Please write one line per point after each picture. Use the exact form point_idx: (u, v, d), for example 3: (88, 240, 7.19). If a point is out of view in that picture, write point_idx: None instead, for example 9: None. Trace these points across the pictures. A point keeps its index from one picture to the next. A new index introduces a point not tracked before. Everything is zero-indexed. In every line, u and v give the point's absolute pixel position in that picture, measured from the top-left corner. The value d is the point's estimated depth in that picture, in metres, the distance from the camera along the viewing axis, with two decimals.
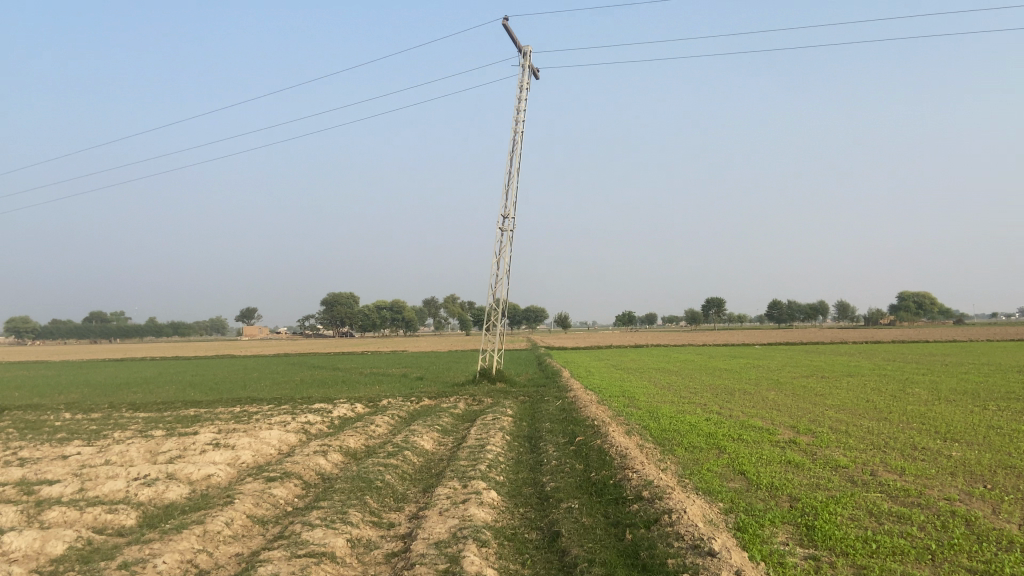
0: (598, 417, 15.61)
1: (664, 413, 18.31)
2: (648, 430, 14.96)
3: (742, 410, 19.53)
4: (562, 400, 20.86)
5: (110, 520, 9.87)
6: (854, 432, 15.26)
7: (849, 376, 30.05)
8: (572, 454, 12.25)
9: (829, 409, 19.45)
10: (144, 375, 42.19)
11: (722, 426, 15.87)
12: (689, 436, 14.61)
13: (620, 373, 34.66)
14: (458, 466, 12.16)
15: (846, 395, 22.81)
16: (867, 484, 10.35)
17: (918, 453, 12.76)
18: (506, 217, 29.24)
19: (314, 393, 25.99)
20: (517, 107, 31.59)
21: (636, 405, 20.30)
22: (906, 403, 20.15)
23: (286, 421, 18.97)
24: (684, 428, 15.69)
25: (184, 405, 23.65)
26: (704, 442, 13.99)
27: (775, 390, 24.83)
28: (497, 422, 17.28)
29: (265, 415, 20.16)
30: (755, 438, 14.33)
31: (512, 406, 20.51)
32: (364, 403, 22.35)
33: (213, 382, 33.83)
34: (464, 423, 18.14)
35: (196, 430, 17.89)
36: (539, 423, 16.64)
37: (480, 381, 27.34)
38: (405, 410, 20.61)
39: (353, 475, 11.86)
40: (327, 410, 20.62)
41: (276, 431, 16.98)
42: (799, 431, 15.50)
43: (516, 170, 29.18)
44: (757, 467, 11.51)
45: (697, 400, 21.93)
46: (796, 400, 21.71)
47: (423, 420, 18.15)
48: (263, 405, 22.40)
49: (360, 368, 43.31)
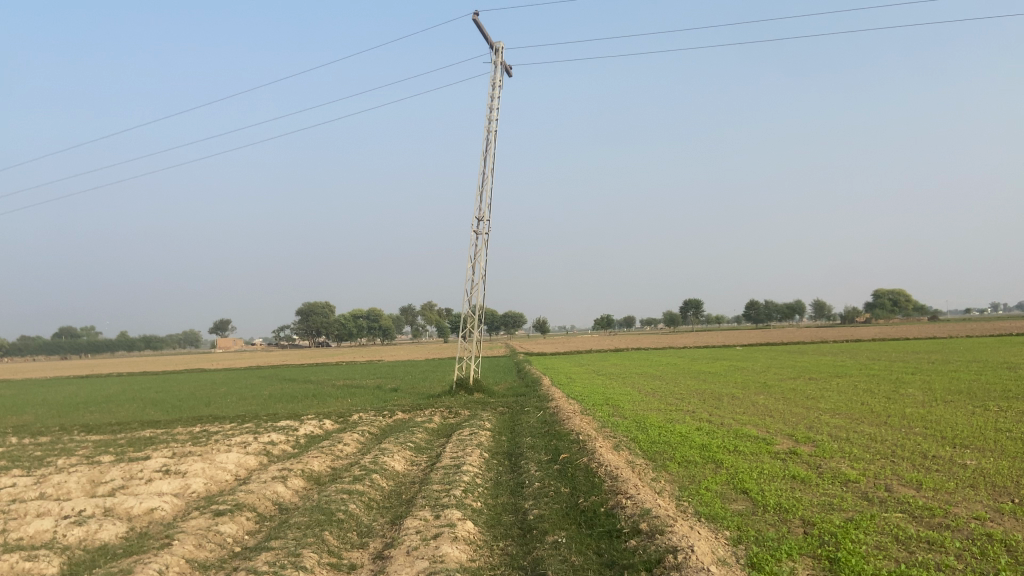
0: (583, 430, 14.48)
1: (652, 422, 17.24)
2: (637, 444, 13.88)
3: (733, 416, 18.52)
4: (543, 411, 19.73)
5: (28, 569, 8.55)
6: (857, 440, 14.29)
7: (837, 377, 29.27)
8: (557, 475, 11.09)
9: (825, 414, 18.49)
10: (107, 393, 40.47)
11: (715, 436, 14.85)
12: (681, 448, 13.53)
13: (603, 379, 33.69)
14: (430, 492, 10.94)
15: (839, 397, 21.93)
16: (885, 503, 9.30)
17: (930, 463, 11.81)
18: (480, 220, 28.18)
19: (281, 409, 24.64)
20: (490, 106, 30.59)
21: (622, 414, 19.26)
22: (903, 406, 19.27)
23: (247, 441, 17.64)
24: (675, 439, 14.65)
25: (141, 426, 22.21)
26: (698, 455, 12.91)
27: (764, 394, 23.95)
28: (475, 437, 16.11)
29: (225, 435, 18.81)
30: (752, 449, 13.31)
31: (491, 419, 19.34)
32: (334, 418, 21.09)
33: (176, 399, 32.27)
34: (439, 439, 16.95)
35: (148, 455, 16.53)
36: (520, 438, 15.49)
37: (456, 391, 26.19)
38: (377, 426, 19.40)
39: (313, 505, 10.60)
40: (293, 428, 19.32)
41: (235, 454, 15.69)
42: (798, 439, 14.51)
43: (490, 171, 28.14)
44: (760, 485, 10.43)
45: (685, 406, 20.94)
46: (787, 404, 20.80)
47: (394, 437, 16.94)
48: (225, 424, 21.03)
49: (333, 381, 41.81)
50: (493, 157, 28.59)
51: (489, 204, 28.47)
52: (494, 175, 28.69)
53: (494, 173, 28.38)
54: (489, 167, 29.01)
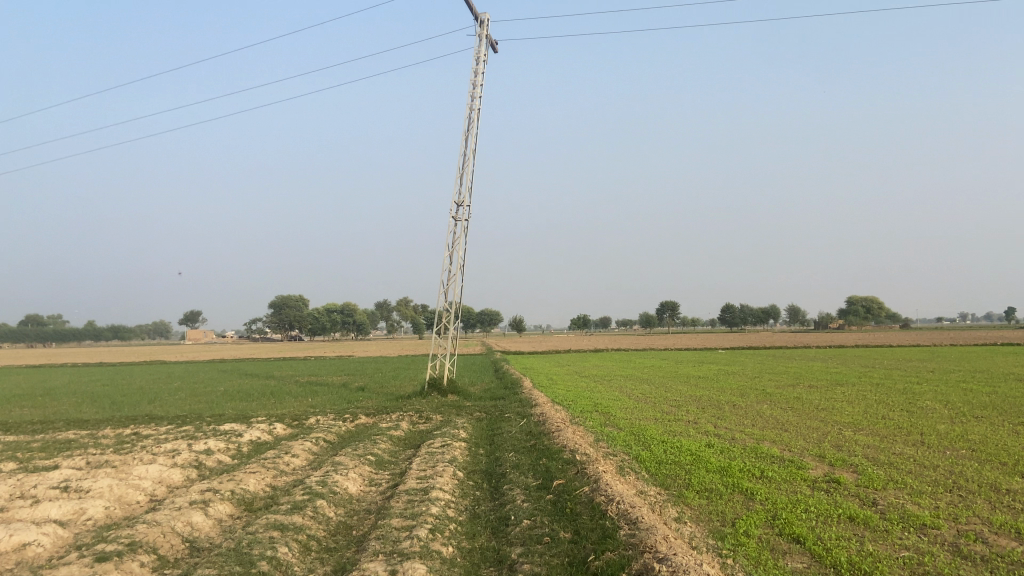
0: (577, 446, 12.03)
1: (653, 436, 14.87)
2: (643, 465, 11.53)
3: (743, 430, 16.19)
4: (527, 418, 17.26)
5: None
6: (903, 465, 12.01)
7: (840, 385, 27.17)
8: (552, 511, 8.62)
9: (845, 429, 16.32)
10: (48, 384, 37.31)
11: (732, 456, 12.54)
12: (696, 472, 11.16)
13: (587, 381, 31.46)
14: (388, 531, 8.42)
15: (854, 409, 19.78)
16: (994, 565, 7.01)
17: (1012, 499, 9.60)
18: (460, 206, 25.76)
19: (229, 409, 21.88)
20: (473, 82, 28.19)
21: (615, 423, 16.90)
22: (929, 421, 17.21)
23: (178, 449, 14.92)
24: (686, 459, 12.30)
25: (65, 426, 19.36)
26: (719, 482, 10.56)
27: (768, 403, 21.77)
28: (447, 450, 13.62)
29: (156, 441, 16.11)
30: (783, 475, 11.02)
31: (465, 427, 16.84)
32: (287, 422, 18.45)
33: (119, 394, 29.29)
34: (406, 451, 14.43)
35: (57, 463, 13.81)
36: (501, 453, 13.00)
37: (428, 393, 23.71)
38: (334, 432, 16.84)
39: (231, 546, 8.02)
40: (237, 434, 16.70)
41: (157, 466, 13.02)
42: (831, 462, 12.27)
43: (471, 152, 25.74)
44: (816, 530, 8.08)
45: (685, 416, 18.66)
46: (798, 416, 18.63)
47: (353, 448, 14.40)
48: (161, 426, 18.28)
49: (297, 377, 39.04)
50: (476, 137, 26.18)
51: (470, 189, 26.09)
52: (475, 156, 26.26)
53: (476, 155, 25.98)
54: (472, 148, 26.58)
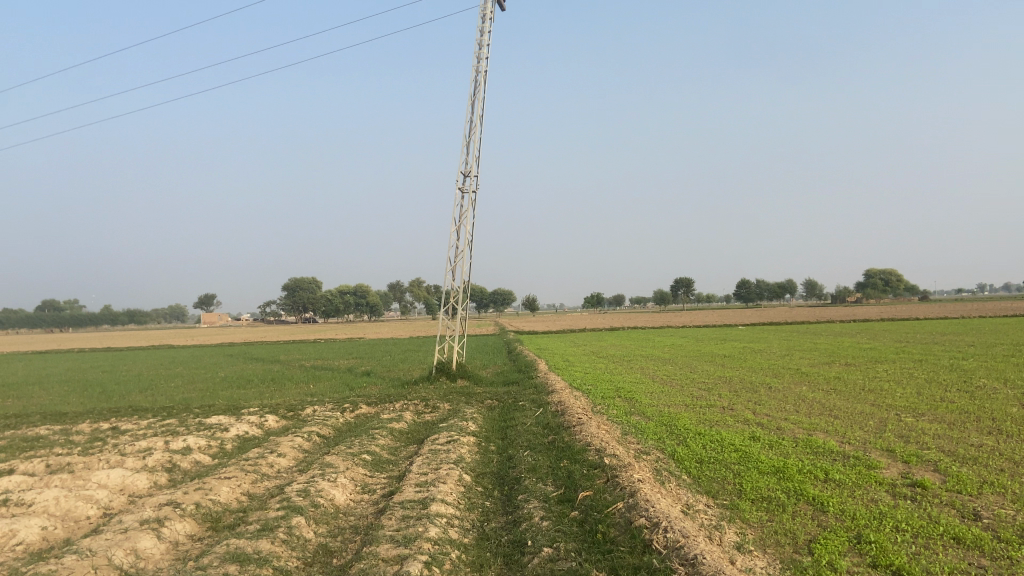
0: (604, 444, 10.23)
1: (688, 427, 13.04)
2: (682, 467, 9.74)
3: (786, 417, 14.39)
4: (543, 407, 15.47)
5: None
6: (991, 461, 10.16)
7: (880, 362, 25.20)
8: (578, 536, 6.84)
9: (903, 414, 14.49)
10: (44, 372, 35.86)
11: (785, 452, 10.72)
12: (747, 475, 9.36)
13: (605, 362, 29.68)
14: (373, 564, 6.65)
15: (905, 390, 17.84)
16: None
17: None
18: (467, 176, 23.93)
19: (221, 398, 20.24)
20: (479, 43, 26.36)
21: (641, 411, 15.13)
22: (996, 403, 15.33)
23: (151, 448, 13.21)
24: (733, 457, 10.51)
25: (41, 420, 17.77)
26: (776, 488, 8.74)
27: (808, 384, 19.89)
28: (452, 448, 11.83)
29: (133, 438, 14.46)
30: (855, 479, 9.20)
31: (476, 419, 15.08)
32: (279, 413, 16.75)
33: (113, 383, 27.73)
34: (408, 449, 12.68)
35: (13, 468, 12.16)
36: (516, 452, 11.21)
37: (436, 377, 22.03)
38: (330, 425, 15.13)
39: None
40: (222, 428, 15.02)
41: (121, 471, 11.32)
42: (906, 459, 10.40)
43: (478, 117, 23.91)
44: (921, 560, 6.28)
45: (718, 401, 16.88)
46: (846, 399, 16.75)
47: (347, 445, 12.66)
48: (143, 420, 16.64)
49: (303, 361, 37.47)
50: (482, 101, 24.33)
51: (478, 158, 24.25)
52: (482, 122, 24.41)
53: (482, 120, 24.13)
54: (478, 114, 24.76)
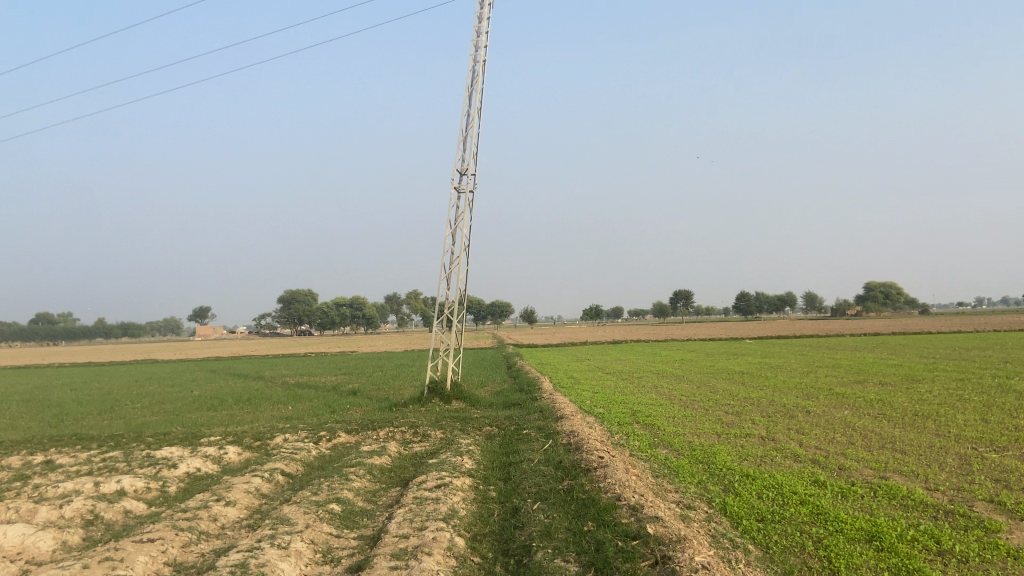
0: (639, 498, 7.87)
1: (731, 466, 10.67)
2: (744, 531, 7.37)
3: (841, 451, 12.12)
4: (552, 438, 13.12)
5: None
6: None
7: (917, 381, 22.89)
8: None
9: (979, 447, 12.22)
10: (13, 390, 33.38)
11: (867, 506, 8.34)
12: (832, 544, 7.01)
13: (614, 380, 27.35)
14: None
15: (963, 416, 15.56)
16: None
17: None
18: (464, 175, 21.74)
19: (185, 424, 17.87)
20: (478, 32, 24.28)
21: (667, 442, 12.83)
22: None
23: (75, 492, 10.82)
24: (803, 513, 8.13)
25: None
26: (882, 568, 6.38)
27: (847, 407, 17.60)
28: (443, 496, 9.43)
29: (61, 476, 12.08)
30: (977, 551, 6.83)
31: (472, 451, 12.68)
32: (243, 443, 14.42)
33: (75, 403, 25.32)
34: (388, 497, 10.29)
35: None
36: (523, 505, 8.83)
37: (428, 399, 19.70)
38: (300, 460, 12.74)
39: None
40: (172, 463, 12.63)
41: (21, 526, 8.92)
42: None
43: (476, 109, 21.74)
44: None
45: (752, 428, 14.59)
46: (901, 427, 14.44)
47: (314, 489, 10.27)
48: (86, 451, 14.32)
49: (289, 377, 35.04)
50: (481, 92, 22.19)
51: (475, 156, 22.08)
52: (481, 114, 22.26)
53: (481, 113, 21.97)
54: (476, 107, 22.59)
